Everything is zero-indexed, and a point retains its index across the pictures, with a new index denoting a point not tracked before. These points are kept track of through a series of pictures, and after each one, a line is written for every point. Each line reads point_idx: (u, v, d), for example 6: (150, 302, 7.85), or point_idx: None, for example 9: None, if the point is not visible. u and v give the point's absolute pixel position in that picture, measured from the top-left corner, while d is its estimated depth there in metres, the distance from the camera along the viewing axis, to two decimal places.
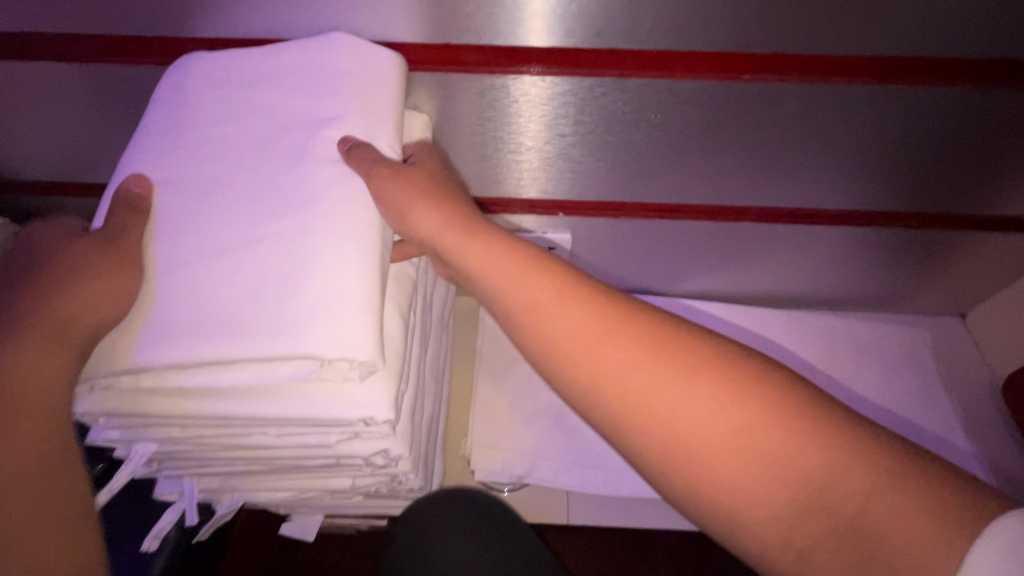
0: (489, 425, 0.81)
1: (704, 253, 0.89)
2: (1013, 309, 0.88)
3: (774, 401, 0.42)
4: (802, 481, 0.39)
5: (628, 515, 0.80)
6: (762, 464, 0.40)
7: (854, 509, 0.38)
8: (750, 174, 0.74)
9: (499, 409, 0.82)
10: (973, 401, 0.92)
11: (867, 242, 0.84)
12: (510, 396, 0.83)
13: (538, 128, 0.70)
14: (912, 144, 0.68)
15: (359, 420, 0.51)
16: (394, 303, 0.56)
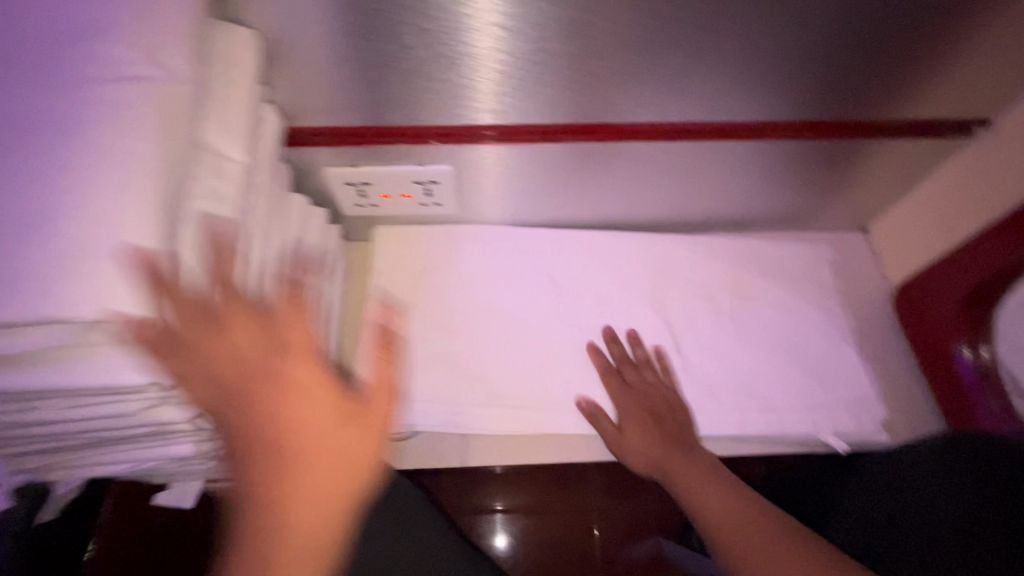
0: (377, 374, 0.78)
1: (598, 176, 0.82)
2: (909, 217, 0.88)
3: (755, 516, 0.61)
4: (692, 476, 0.67)
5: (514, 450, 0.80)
6: (701, 489, 0.66)
7: (750, 523, 0.60)
8: (628, 84, 0.67)
9: (391, 357, 0.79)
10: (873, 317, 0.90)
11: (766, 155, 0.80)
12: (404, 344, 0.80)
13: (421, 40, 0.60)
14: (834, 38, 0.63)
15: (154, 386, 0.46)
16: (202, 252, 0.49)
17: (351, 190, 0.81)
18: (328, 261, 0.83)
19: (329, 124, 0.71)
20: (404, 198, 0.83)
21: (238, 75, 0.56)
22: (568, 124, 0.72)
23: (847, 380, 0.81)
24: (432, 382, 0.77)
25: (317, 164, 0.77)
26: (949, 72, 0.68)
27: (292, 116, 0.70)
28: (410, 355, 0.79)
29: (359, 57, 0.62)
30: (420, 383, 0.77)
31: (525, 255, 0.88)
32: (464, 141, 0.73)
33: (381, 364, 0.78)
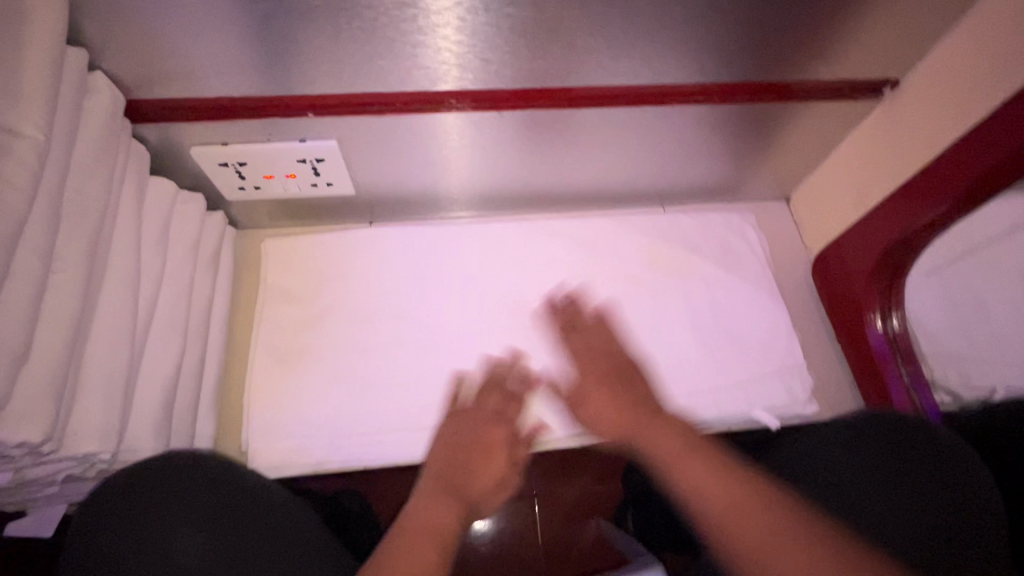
0: (278, 407, 0.70)
1: (506, 151, 0.77)
2: (826, 185, 0.86)
3: (748, 508, 0.47)
4: (680, 450, 0.54)
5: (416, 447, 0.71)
6: (689, 463, 0.52)
7: (756, 510, 0.47)
8: (525, 46, 0.60)
9: (289, 381, 0.72)
10: (794, 286, 0.88)
11: (682, 123, 0.75)
12: (305, 364, 0.73)
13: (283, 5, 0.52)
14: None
15: None
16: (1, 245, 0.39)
17: (226, 171, 0.71)
18: (208, 253, 0.74)
19: (188, 97, 0.62)
20: (290, 179, 0.74)
21: (51, 38, 0.45)
22: (458, 92, 0.65)
23: (760, 357, 0.78)
24: (333, 402, 0.71)
25: (178, 142, 0.67)
26: (863, 32, 0.64)
27: (135, 88, 0.60)
28: (306, 379, 0.72)
29: (200, 17, 0.53)
30: (325, 412, 0.71)
31: (435, 258, 0.81)
32: (347, 114, 0.65)
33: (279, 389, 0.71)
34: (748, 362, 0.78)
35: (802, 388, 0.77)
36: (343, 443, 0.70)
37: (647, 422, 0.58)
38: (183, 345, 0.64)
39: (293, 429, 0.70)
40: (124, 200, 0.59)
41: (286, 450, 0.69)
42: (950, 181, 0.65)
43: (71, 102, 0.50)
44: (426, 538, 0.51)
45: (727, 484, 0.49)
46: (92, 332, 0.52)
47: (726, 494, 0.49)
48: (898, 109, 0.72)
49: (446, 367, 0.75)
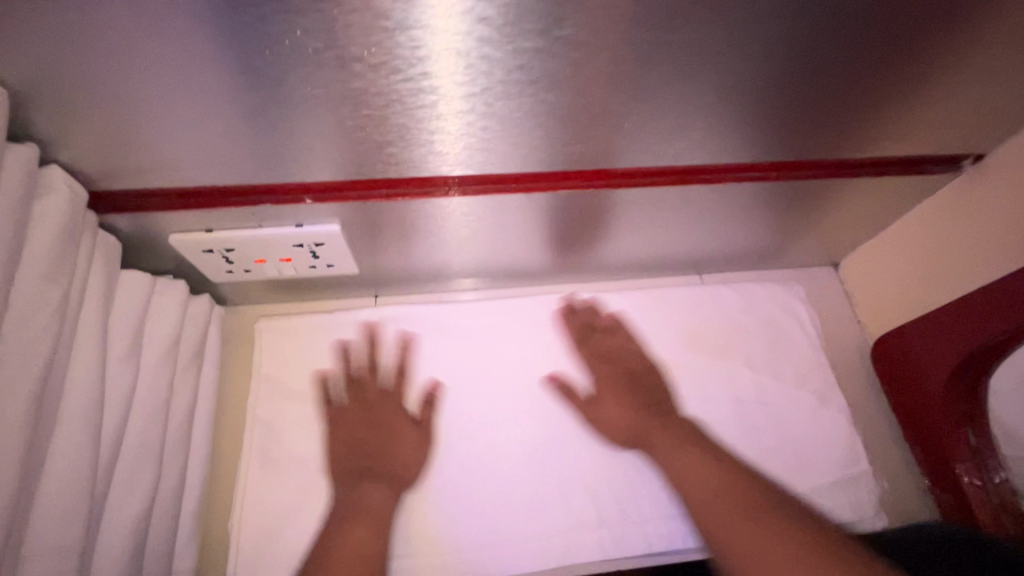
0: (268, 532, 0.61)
1: (530, 228, 0.68)
2: (885, 258, 0.77)
3: (742, 502, 0.47)
4: (677, 437, 0.55)
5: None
6: (677, 451, 0.53)
7: (770, 525, 0.44)
8: (561, 131, 0.51)
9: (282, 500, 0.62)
10: (847, 369, 0.79)
11: (730, 197, 0.66)
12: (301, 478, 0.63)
13: (274, 93, 0.43)
14: (817, 70, 0.48)
15: None
16: None
17: (211, 257, 0.62)
18: (190, 348, 0.65)
19: (164, 187, 0.52)
20: (285, 264, 0.65)
21: None
22: (481, 175, 0.56)
23: (818, 463, 0.69)
24: None
25: (155, 231, 0.58)
26: (950, 108, 0.55)
27: (100, 180, 0.50)
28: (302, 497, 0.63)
29: (173, 107, 0.44)
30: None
31: (448, 345, 0.72)
32: (352, 200, 0.56)
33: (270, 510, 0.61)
34: (804, 467, 0.69)
35: (865, 499, 0.68)
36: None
37: (684, 445, 0.53)
38: (158, 470, 0.55)
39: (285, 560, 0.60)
40: (86, 313, 0.49)
41: None
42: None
43: (11, 218, 0.40)
44: (362, 521, 0.50)
45: (735, 504, 0.47)
46: (39, 494, 0.42)
47: (725, 519, 0.46)
48: (981, 186, 0.63)
49: (464, 478, 0.65)
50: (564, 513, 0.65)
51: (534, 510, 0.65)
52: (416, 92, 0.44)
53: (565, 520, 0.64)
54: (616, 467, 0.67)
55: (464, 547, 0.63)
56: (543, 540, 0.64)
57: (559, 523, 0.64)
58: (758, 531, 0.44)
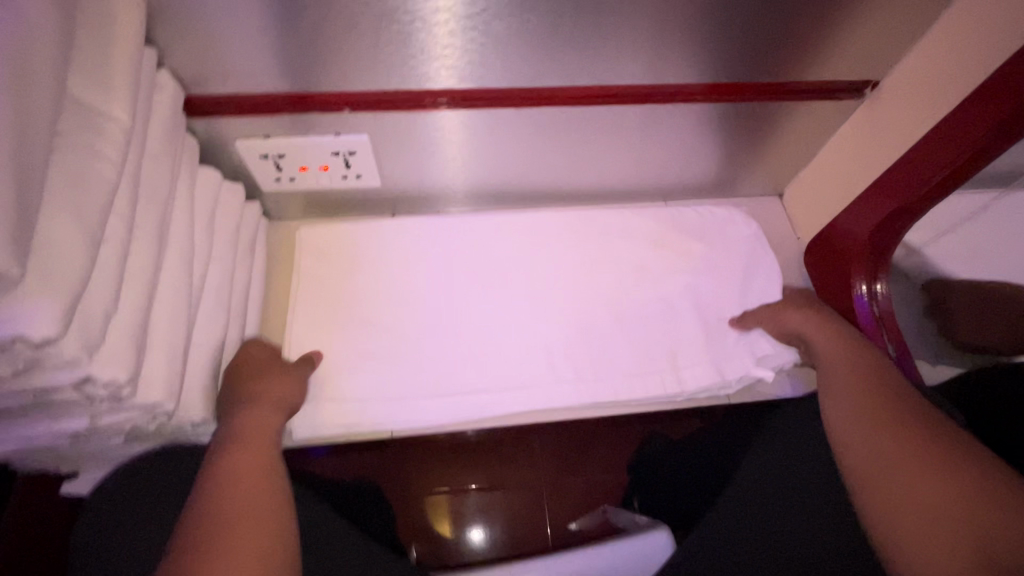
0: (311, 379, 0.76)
1: (520, 148, 0.84)
2: (815, 179, 0.93)
3: (915, 474, 0.54)
4: (858, 414, 0.63)
5: (440, 415, 0.76)
6: (856, 425, 0.62)
7: (931, 481, 0.53)
8: (541, 49, 0.67)
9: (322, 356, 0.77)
10: (785, 274, 0.95)
11: (681, 120, 0.82)
12: (335, 341, 0.79)
13: (333, 11, 0.59)
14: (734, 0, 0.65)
15: (13, 343, 0.40)
16: (96, 207, 0.45)
17: (266, 163, 0.78)
18: (246, 239, 0.80)
19: (239, 94, 0.68)
20: (323, 172, 0.81)
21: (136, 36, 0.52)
22: (480, 90, 0.72)
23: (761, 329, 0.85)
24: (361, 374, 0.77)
25: (226, 136, 0.74)
26: (844, 38, 0.71)
27: (193, 85, 0.66)
28: (336, 355, 0.78)
29: (257, 21, 0.60)
30: (360, 382, 0.77)
31: (455, 248, 0.88)
32: (380, 111, 0.72)
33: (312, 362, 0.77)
34: (745, 342, 0.84)
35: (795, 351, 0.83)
36: (371, 406, 0.76)
37: (853, 386, 0.67)
38: (227, 318, 0.70)
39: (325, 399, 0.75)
40: (181, 183, 0.65)
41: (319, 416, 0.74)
42: (957, 137, 0.67)
43: (146, 93, 0.56)
44: (257, 470, 0.57)
45: (885, 419, 0.61)
46: (157, 296, 0.57)
47: (865, 429, 0.61)
48: (877, 108, 0.79)
49: (466, 345, 0.81)
50: (546, 370, 0.80)
51: (521, 369, 0.80)
52: (435, 9, 0.60)
53: (545, 374, 0.80)
54: (589, 339, 0.83)
55: (466, 394, 0.78)
56: (528, 389, 0.79)
57: (540, 376, 0.80)
58: (927, 490, 0.52)
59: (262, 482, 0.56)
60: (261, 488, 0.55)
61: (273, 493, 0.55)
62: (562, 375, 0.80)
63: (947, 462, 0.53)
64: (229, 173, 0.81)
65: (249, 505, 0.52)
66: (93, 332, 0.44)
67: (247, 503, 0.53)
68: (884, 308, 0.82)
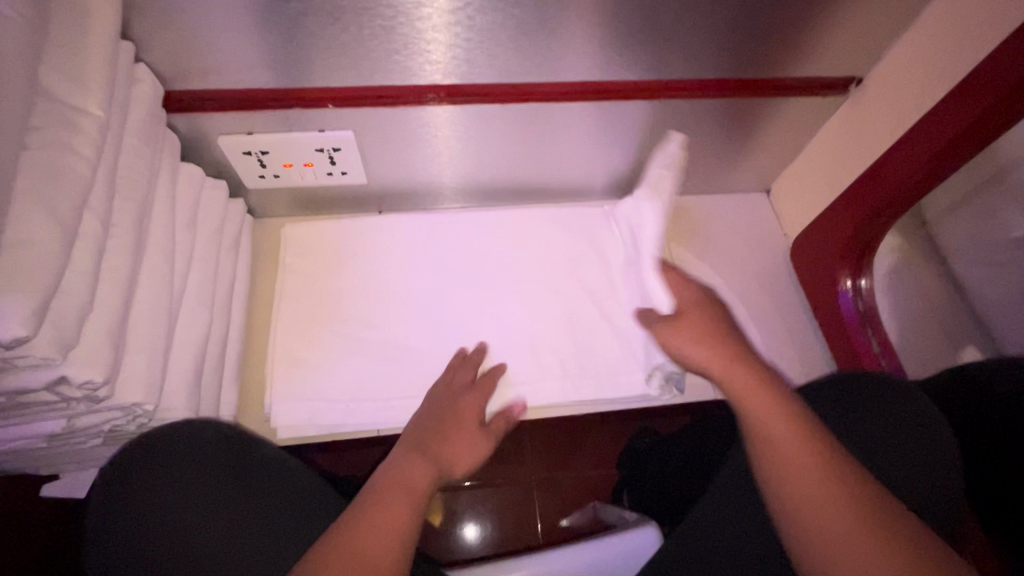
0: (296, 377, 0.75)
1: (506, 143, 0.83)
2: (801, 175, 0.93)
3: (845, 509, 0.47)
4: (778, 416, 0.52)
5: None
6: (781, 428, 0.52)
7: (859, 521, 0.47)
8: (526, 44, 0.67)
9: (307, 354, 0.76)
10: (772, 270, 0.95)
11: (668, 116, 0.82)
12: (320, 339, 0.78)
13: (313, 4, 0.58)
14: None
15: None
16: (70, 203, 0.44)
17: (249, 159, 0.77)
18: (230, 237, 0.79)
19: (219, 89, 0.67)
20: (308, 168, 0.80)
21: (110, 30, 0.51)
22: (464, 86, 0.71)
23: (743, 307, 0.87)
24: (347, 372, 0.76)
25: (206, 131, 0.72)
26: (829, 33, 0.72)
27: (172, 80, 0.65)
28: (321, 353, 0.77)
29: (236, 14, 0.59)
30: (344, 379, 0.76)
31: (444, 245, 0.87)
32: (364, 106, 0.71)
33: (296, 361, 0.76)
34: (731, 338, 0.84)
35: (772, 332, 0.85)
36: (359, 406, 0.73)
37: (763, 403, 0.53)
38: (210, 317, 0.69)
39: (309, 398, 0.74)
40: (162, 180, 0.64)
41: (303, 415, 0.72)
42: (973, 101, 0.62)
43: (122, 88, 0.55)
44: (388, 503, 0.53)
45: (804, 451, 0.50)
46: (137, 293, 0.56)
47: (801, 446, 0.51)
48: (861, 104, 0.80)
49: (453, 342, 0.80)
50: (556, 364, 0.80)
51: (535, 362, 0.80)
52: (417, 3, 0.59)
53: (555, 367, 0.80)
54: (577, 336, 0.83)
55: None
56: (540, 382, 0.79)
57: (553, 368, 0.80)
58: (856, 530, 0.47)
59: (388, 527, 0.51)
60: (390, 529, 0.50)
61: (390, 535, 0.50)
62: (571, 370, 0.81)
63: (882, 523, 0.47)
64: (211, 170, 0.80)
65: (366, 547, 0.49)
66: (68, 331, 0.43)
67: (373, 545, 0.49)
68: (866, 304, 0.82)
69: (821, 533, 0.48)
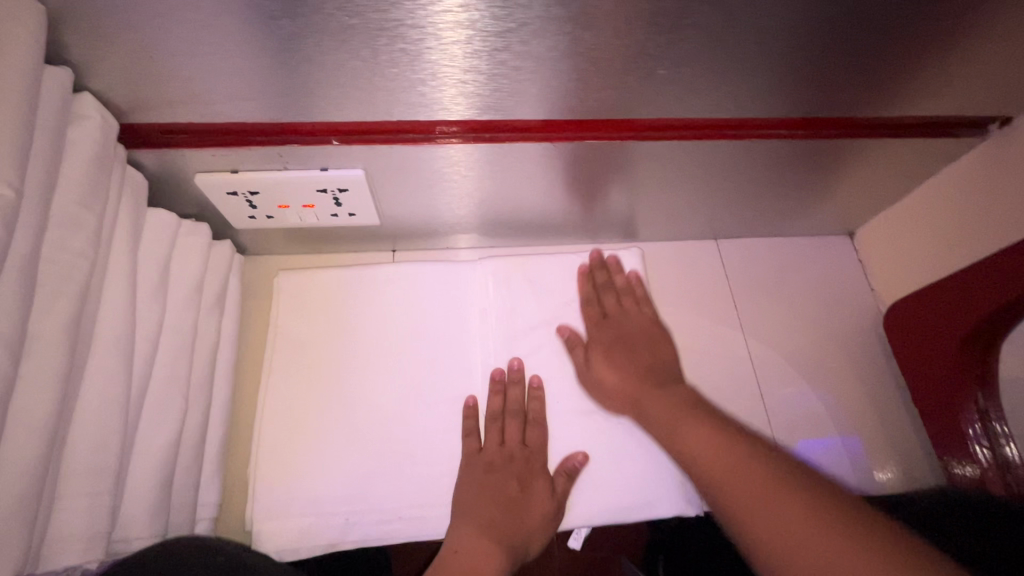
0: (288, 471, 0.62)
1: (552, 181, 0.67)
2: (902, 224, 0.77)
3: (795, 496, 0.40)
4: (670, 410, 0.53)
5: (421, 521, 0.61)
6: (680, 423, 0.51)
7: (816, 521, 0.38)
8: (590, 75, 0.51)
9: (303, 440, 0.64)
10: (854, 335, 0.80)
11: (752, 156, 0.66)
12: (318, 421, 0.65)
13: (311, 26, 0.43)
14: (854, 17, 0.48)
15: None
16: None
17: (236, 200, 0.62)
18: (213, 292, 0.65)
19: (192, 123, 0.52)
20: (308, 210, 0.66)
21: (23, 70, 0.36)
22: (506, 121, 0.56)
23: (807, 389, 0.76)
24: (349, 466, 0.63)
25: (180, 170, 0.58)
26: (982, 65, 0.55)
27: (129, 111, 0.50)
28: (320, 439, 0.64)
29: (205, 37, 0.43)
30: (346, 478, 0.62)
31: (473, 302, 0.72)
32: (378, 142, 0.56)
33: (291, 451, 0.63)
34: (778, 415, 0.74)
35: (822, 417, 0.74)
36: (361, 516, 0.61)
37: (683, 415, 0.51)
38: (184, 405, 0.56)
39: (304, 499, 0.61)
40: (118, 245, 0.50)
41: (298, 523, 0.60)
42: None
43: (49, 142, 0.40)
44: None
45: (743, 461, 0.44)
46: (77, 412, 0.43)
47: (724, 456, 0.45)
48: (1006, 150, 0.63)
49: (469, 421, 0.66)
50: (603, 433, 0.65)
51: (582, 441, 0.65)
52: (452, 26, 0.43)
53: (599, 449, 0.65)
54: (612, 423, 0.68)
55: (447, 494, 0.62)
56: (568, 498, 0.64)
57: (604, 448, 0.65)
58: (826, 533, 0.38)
59: None
60: None
61: None
62: (606, 471, 0.65)
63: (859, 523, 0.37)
64: (191, 211, 0.65)
65: None
66: None
67: None
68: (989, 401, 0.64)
69: (781, 521, 0.39)
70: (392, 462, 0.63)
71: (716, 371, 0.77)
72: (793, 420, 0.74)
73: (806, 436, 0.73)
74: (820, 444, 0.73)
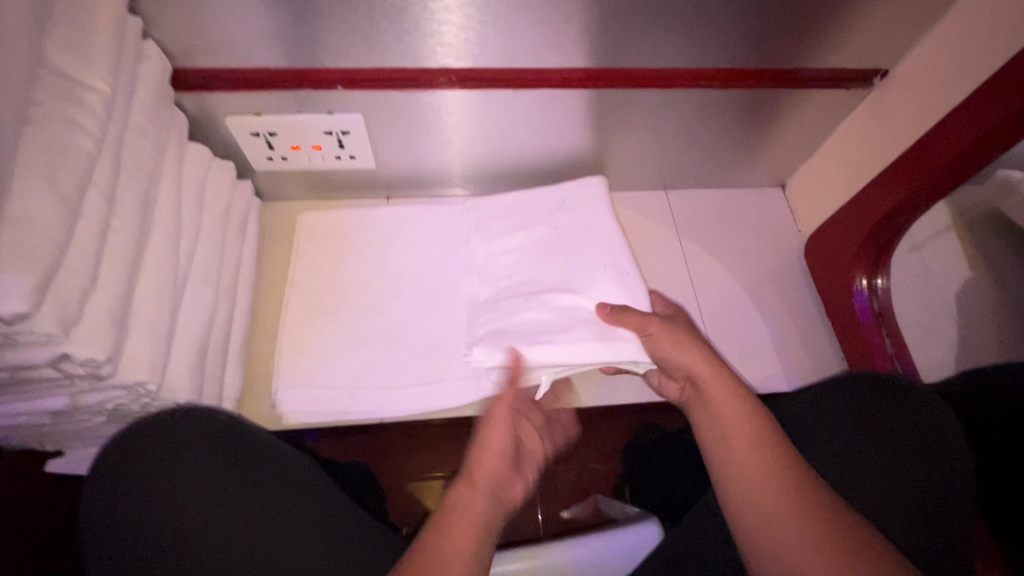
0: (297, 361, 0.75)
1: (521, 128, 0.81)
2: (821, 170, 0.91)
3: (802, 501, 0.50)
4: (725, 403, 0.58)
5: (408, 401, 0.73)
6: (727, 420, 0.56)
7: (800, 512, 0.49)
8: (540, 28, 0.65)
9: (310, 338, 0.76)
10: (784, 267, 0.93)
11: (685, 107, 0.79)
12: (322, 324, 0.77)
13: None
14: None
15: None
16: (72, 181, 0.44)
17: (257, 141, 0.76)
18: (237, 218, 0.79)
19: (228, 70, 0.67)
20: (316, 151, 0.80)
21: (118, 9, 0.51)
22: (478, 70, 0.70)
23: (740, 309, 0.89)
24: (348, 358, 0.75)
25: (214, 112, 0.72)
26: (856, 23, 0.69)
27: (180, 57, 0.65)
28: (324, 338, 0.76)
29: None
30: (346, 368, 0.75)
31: (454, 233, 0.85)
32: (375, 88, 0.69)
33: (300, 346, 0.76)
34: (715, 330, 0.87)
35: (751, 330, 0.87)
36: (357, 396, 0.73)
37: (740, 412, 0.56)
38: (214, 298, 0.69)
39: (310, 384, 0.73)
40: (170, 160, 0.64)
41: (305, 400, 0.72)
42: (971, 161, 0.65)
43: (129, 67, 0.55)
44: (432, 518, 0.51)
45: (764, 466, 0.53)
46: (141, 273, 0.56)
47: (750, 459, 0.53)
48: (887, 96, 0.77)
49: (448, 325, 0.79)
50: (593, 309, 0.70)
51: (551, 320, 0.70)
52: None
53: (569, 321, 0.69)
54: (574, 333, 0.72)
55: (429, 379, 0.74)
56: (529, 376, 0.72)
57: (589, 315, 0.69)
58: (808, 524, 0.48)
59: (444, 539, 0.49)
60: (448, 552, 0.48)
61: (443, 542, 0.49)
62: None
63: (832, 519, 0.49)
64: (219, 152, 0.79)
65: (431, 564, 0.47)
66: (70, 306, 0.43)
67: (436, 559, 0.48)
68: (894, 343, 0.80)
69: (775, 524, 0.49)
70: (383, 355, 0.76)
71: (665, 296, 0.90)
72: (727, 334, 0.87)
73: (738, 346, 0.86)
74: (749, 352, 0.86)
